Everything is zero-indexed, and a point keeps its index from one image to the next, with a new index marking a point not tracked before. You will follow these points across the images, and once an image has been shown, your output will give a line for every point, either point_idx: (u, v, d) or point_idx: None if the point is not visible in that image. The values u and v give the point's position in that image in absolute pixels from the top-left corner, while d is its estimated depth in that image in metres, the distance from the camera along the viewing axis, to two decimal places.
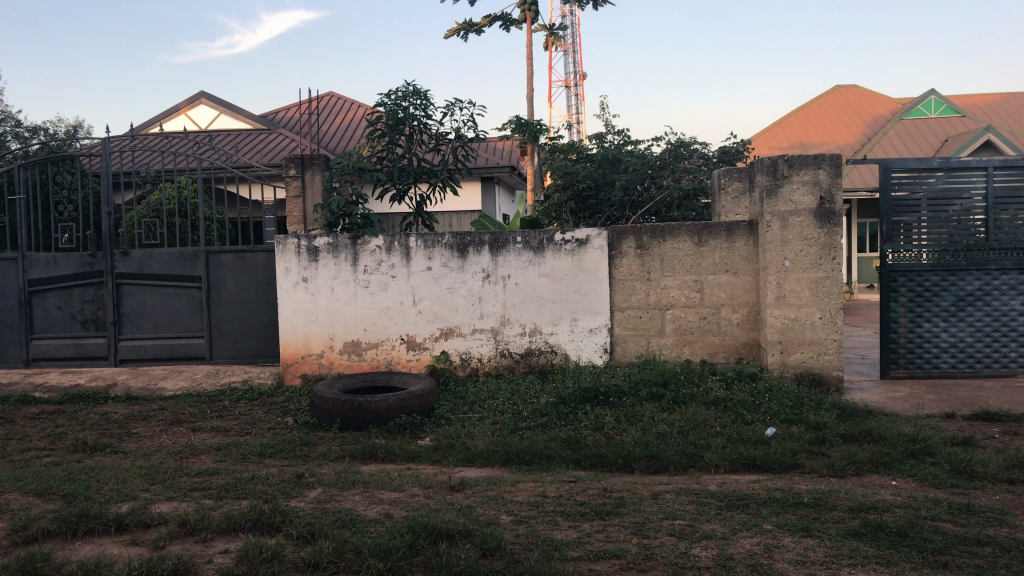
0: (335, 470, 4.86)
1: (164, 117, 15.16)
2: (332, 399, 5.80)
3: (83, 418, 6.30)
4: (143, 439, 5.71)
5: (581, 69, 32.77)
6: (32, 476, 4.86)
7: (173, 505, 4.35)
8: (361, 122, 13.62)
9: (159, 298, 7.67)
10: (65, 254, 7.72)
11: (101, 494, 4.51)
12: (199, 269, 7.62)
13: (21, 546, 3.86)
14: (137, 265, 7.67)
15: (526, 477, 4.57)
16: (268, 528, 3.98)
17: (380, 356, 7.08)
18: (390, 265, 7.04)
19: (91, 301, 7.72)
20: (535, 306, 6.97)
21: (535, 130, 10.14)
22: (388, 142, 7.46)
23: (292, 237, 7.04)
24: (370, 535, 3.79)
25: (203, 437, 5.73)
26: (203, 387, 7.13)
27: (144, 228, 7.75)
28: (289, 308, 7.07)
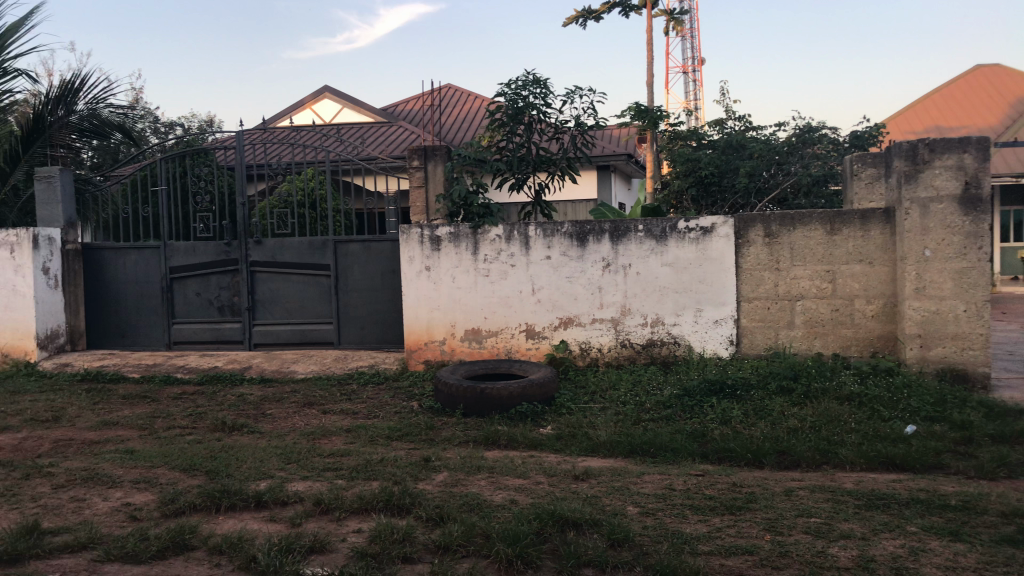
0: (461, 455, 4.93)
1: (291, 111, 15.72)
2: (455, 385, 5.89)
3: (222, 399, 6.62)
4: (278, 420, 5.95)
5: (699, 54, 32.09)
6: (177, 453, 5.14)
7: (307, 485, 4.52)
8: (480, 112, 13.76)
9: (291, 285, 7.97)
10: (203, 243, 8.11)
11: (241, 472, 4.73)
12: (328, 258, 7.85)
13: (170, 518, 4.10)
14: (270, 254, 7.98)
15: (652, 469, 4.52)
16: (399, 509, 4.08)
17: (501, 344, 7.15)
18: (511, 254, 7.08)
19: (227, 287, 8.10)
20: (658, 295, 6.87)
21: (655, 116, 9.95)
22: (509, 132, 7.47)
23: (415, 227, 7.18)
24: (497, 520, 3.83)
25: (333, 419, 5.92)
26: (332, 370, 7.37)
27: (276, 219, 8.04)
28: (412, 296, 7.23)
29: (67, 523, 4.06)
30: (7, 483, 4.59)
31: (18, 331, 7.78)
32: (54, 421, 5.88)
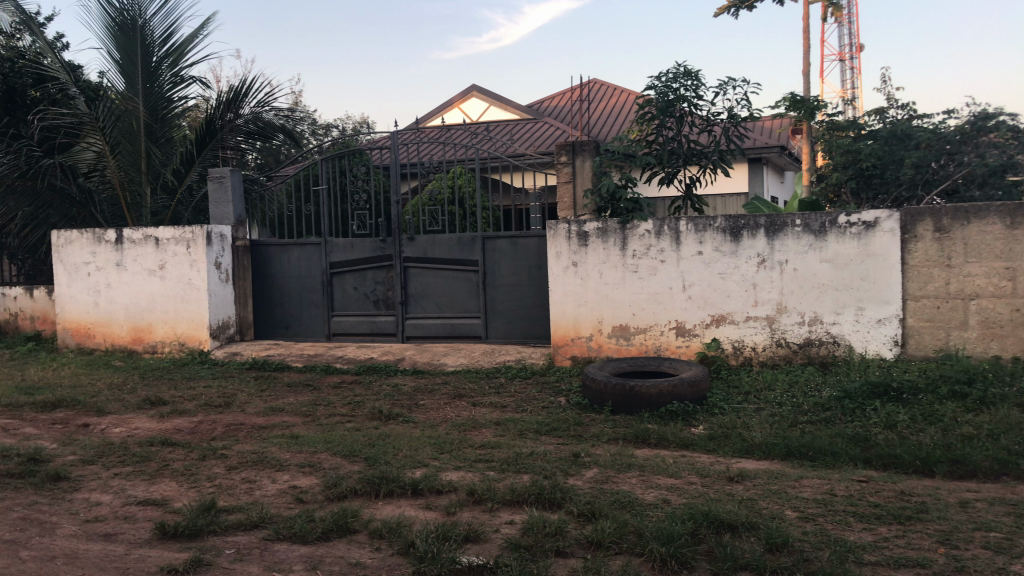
0: (610, 452, 4.92)
1: (441, 110, 16.11)
2: (603, 382, 5.88)
3: (377, 389, 6.88)
4: (430, 411, 6.13)
5: (857, 40, 30.56)
6: (338, 439, 5.38)
7: (460, 475, 4.63)
8: (627, 106, 13.68)
9: (441, 280, 8.18)
10: (359, 240, 8.45)
11: (397, 460, 4.89)
12: (476, 253, 7.99)
13: (333, 502, 4.30)
14: (421, 250, 8.22)
15: (810, 473, 4.35)
16: (550, 503, 4.12)
17: (649, 341, 7.07)
18: (660, 250, 6.99)
19: (382, 282, 8.41)
20: (816, 293, 6.60)
21: (812, 106, 9.53)
22: (659, 125, 7.37)
23: (564, 222, 7.22)
24: (650, 519, 3.79)
25: (483, 412, 6.04)
26: (481, 363, 7.51)
27: (428, 215, 8.26)
28: (559, 292, 7.27)
29: (240, 502, 4.34)
30: (187, 463, 4.94)
31: (193, 322, 8.21)
32: (226, 406, 6.28)
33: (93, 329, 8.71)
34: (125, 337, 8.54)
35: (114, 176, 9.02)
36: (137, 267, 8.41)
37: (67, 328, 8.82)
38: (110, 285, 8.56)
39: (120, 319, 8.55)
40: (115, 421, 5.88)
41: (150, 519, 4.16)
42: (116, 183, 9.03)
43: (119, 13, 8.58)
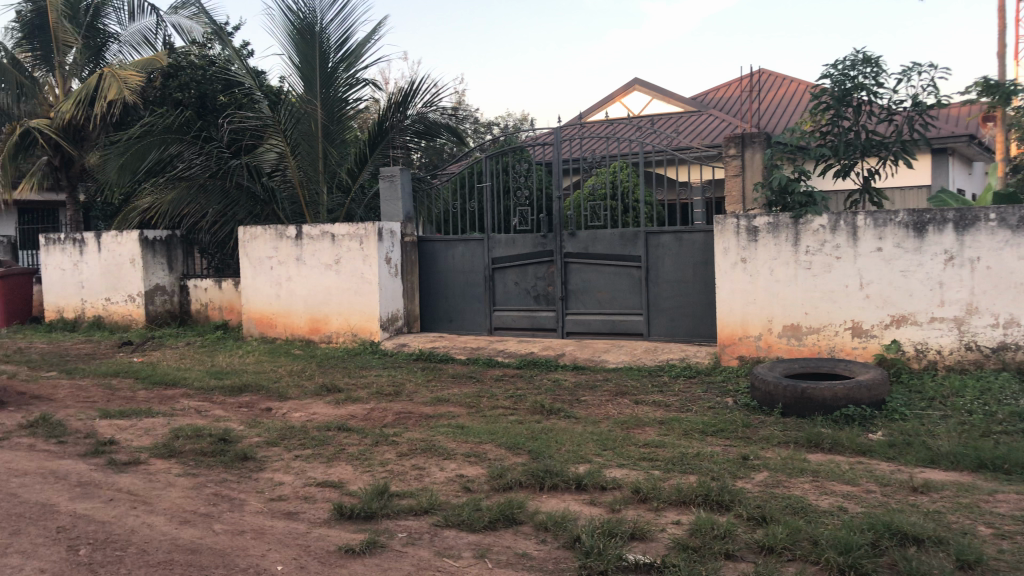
0: (781, 456, 4.74)
1: (602, 105, 16.07)
2: (773, 383, 5.68)
3: (540, 383, 6.95)
4: (592, 407, 6.12)
5: None
6: (502, 431, 5.46)
7: (624, 472, 4.60)
8: (798, 95, 13.19)
9: (603, 276, 8.15)
10: (522, 235, 8.54)
11: (561, 454, 4.92)
12: (639, 249, 7.90)
13: (499, 492, 4.38)
14: (583, 246, 8.20)
15: (1007, 488, 4.03)
16: (718, 506, 4.02)
17: (823, 342, 6.77)
18: (836, 246, 6.66)
19: (543, 278, 8.48)
20: (1012, 293, 6.08)
21: (1008, 91, 8.80)
22: (834, 116, 7.03)
23: (732, 217, 7.02)
24: (826, 527, 3.63)
25: (647, 410, 5.97)
26: (643, 361, 7.43)
27: (589, 211, 8.22)
28: (727, 288, 7.09)
29: (411, 487, 4.50)
30: (360, 448, 5.17)
31: (364, 314, 8.57)
32: (396, 395, 6.51)
33: (275, 319, 9.27)
34: (303, 328, 9.05)
35: (295, 176, 9.54)
36: (315, 261, 8.88)
37: (251, 318, 9.43)
38: (291, 279, 9.08)
39: (299, 310, 9.06)
40: (295, 406, 6.23)
41: (328, 500, 4.39)
42: (296, 181, 9.53)
43: (299, 19, 8.99)
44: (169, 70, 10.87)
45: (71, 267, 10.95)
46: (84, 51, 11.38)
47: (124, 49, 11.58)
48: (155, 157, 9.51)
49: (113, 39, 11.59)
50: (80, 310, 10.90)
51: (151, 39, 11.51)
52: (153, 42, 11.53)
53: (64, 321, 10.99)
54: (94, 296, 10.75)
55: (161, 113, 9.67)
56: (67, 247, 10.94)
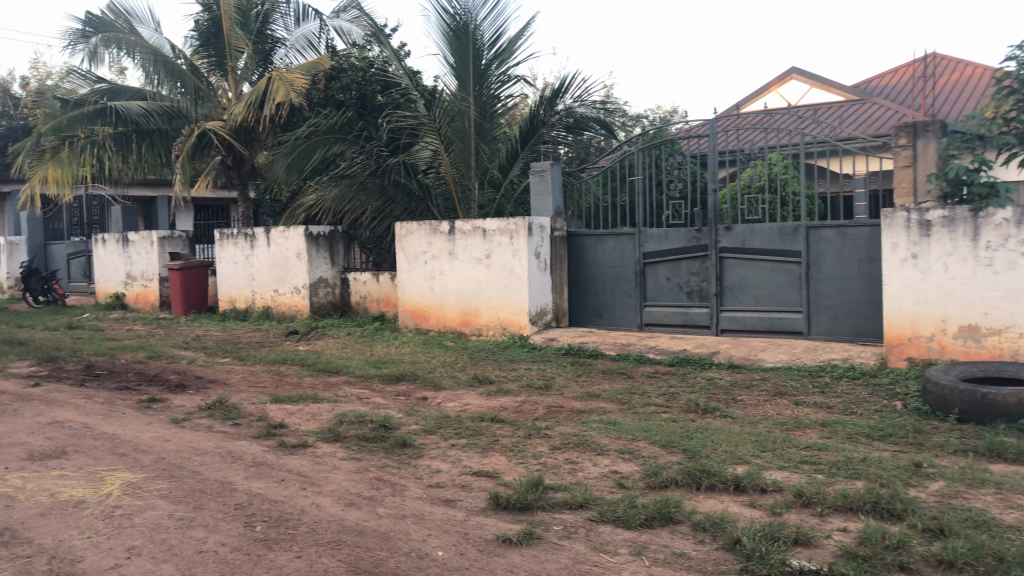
0: (959, 465, 4.44)
1: (758, 96, 15.61)
2: (949, 387, 5.34)
3: (693, 381, 6.82)
4: (749, 407, 5.94)
5: None
6: (655, 428, 5.38)
7: (785, 475, 4.44)
8: (975, 79, 12.41)
9: (760, 272, 7.90)
10: (675, 229, 8.40)
11: (717, 454, 4.80)
12: (800, 244, 7.62)
13: (655, 491, 4.33)
14: (740, 240, 7.99)
15: None
16: (889, 515, 3.81)
17: (1004, 345, 6.31)
18: (1021, 241, 6.17)
19: (697, 273, 8.30)
20: None
21: None
22: (1020, 100, 6.51)
23: (902, 210, 6.66)
24: (1013, 543, 3.38)
25: (807, 411, 5.74)
26: (802, 360, 7.14)
27: (747, 204, 7.98)
28: (896, 285, 6.73)
29: (565, 481, 4.51)
30: (514, 440, 5.23)
31: (514, 308, 8.68)
32: (547, 388, 6.55)
33: (428, 312, 9.54)
34: (455, 320, 9.26)
35: (448, 172, 9.82)
36: (467, 256, 9.06)
37: (406, 310, 9.74)
38: (443, 272, 9.31)
39: (451, 303, 9.28)
40: (449, 396, 6.38)
41: (484, 490, 4.48)
42: (449, 178, 9.81)
43: (453, 19, 9.18)
44: (332, 73, 11.47)
45: (242, 260, 11.66)
46: (254, 56, 12.10)
47: (289, 53, 12.20)
48: (321, 155, 10.03)
49: (280, 44, 12.22)
50: (250, 301, 11.59)
51: (315, 43, 12.09)
52: (316, 45, 12.12)
53: (235, 311, 11.71)
54: (262, 288, 11.40)
55: (326, 114, 10.11)
56: (239, 241, 11.64)
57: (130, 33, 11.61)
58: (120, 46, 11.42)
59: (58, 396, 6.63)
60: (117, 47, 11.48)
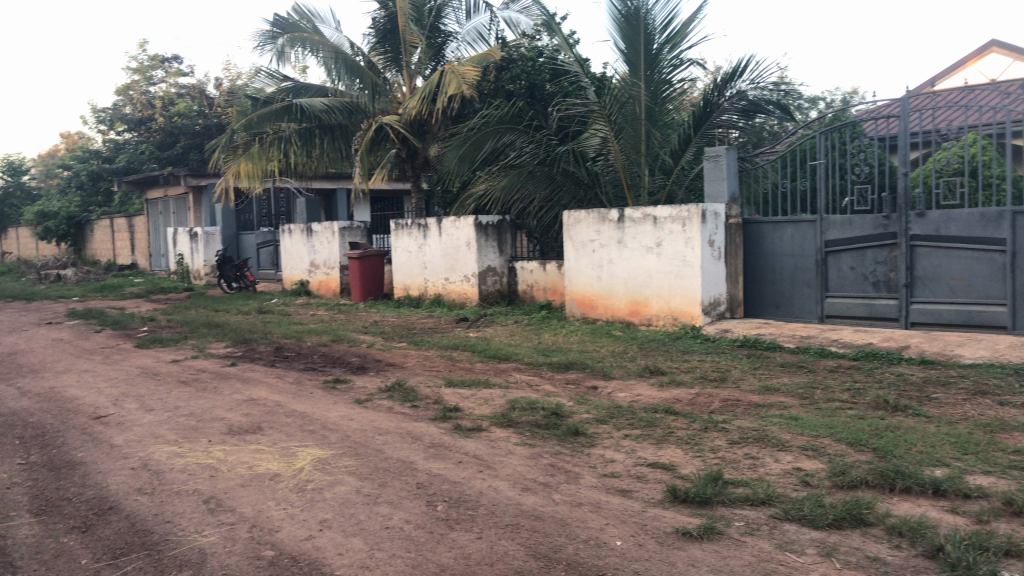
0: None
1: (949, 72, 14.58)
2: None
3: (880, 376, 6.43)
4: (945, 405, 5.53)
5: None
6: (841, 425, 5.11)
7: (991, 481, 4.10)
8: None
9: (957, 261, 7.32)
10: (860, 216, 7.95)
11: (912, 455, 4.50)
12: (1004, 231, 7.00)
13: (844, 490, 4.12)
14: (934, 227, 7.44)
15: None
16: None
17: None
18: None
19: (884, 262, 7.82)
20: None
21: None
22: None
23: None
24: None
25: (1013, 413, 5.28)
26: (1006, 357, 6.58)
27: (942, 188, 7.45)
28: None
29: (746, 476, 4.37)
30: (690, 433, 5.12)
31: (686, 298, 8.51)
32: (721, 381, 6.38)
33: (596, 301, 9.52)
34: (623, 310, 9.20)
35: (618, 159, 9.76)
36: (636, 244, 8.96)
37: (574, 299, 9.77)
38: (612, 261, 9.26)
39: (620, 292, 9.22)
40: (620, 385, 6.34)
41: (660, 481, 4.40)
42: (619, 165, 9.75)
43: (625, 5, 9.06)
44: (502, 63, 11.89)
45: (415, 249, 12.05)
46: (427, 50, 12.47)
47: (460, 46, 12.46)
48: (491, 145, 10.23)
49: (451, 38, 12.52)
50: (422, 288, 11.98)
51: (485, 34, 12.29)
52: (487, 37, 12.32)
53: (409, 298, 12.14)
54: (434, 276, 11.74)
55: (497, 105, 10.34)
56: (413, 230, 12.05)
57: (314, 33, 12.20)
58: (305, 45, 12.09)
59: (253, 375, 7.11)
60: (301, 46, 12.16)
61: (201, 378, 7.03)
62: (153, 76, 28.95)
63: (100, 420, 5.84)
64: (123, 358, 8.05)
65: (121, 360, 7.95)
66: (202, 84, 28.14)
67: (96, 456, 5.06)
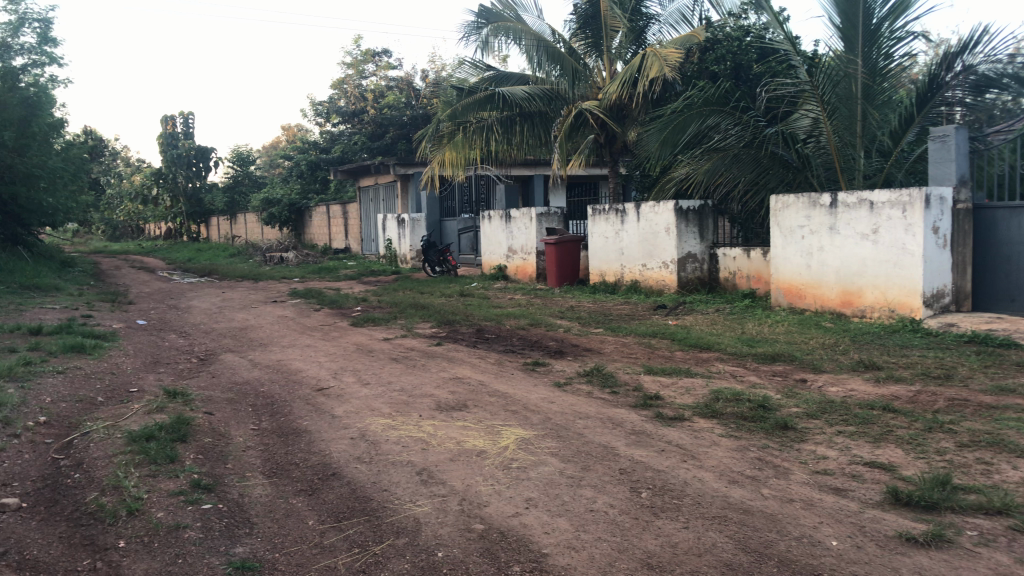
0: None
1: None
2: None
3: None
4: None
5: None
6: None
7: None
8: None
9: None
10: None
11: None
12: None
13: None
14: None
15: None
16: None
17: None
18: None
19: None
20: None
21: None
22: None
23: None
24: None
25: None
26: None
27: None
28: None
29: (979, 483, 4.03)
30: (912, 432, 4.79)
31: (904, 288, 7.96)
32: (947, 378, 5.93)
33: (805, 290, 9.12)
34: (834, 300, 8.75)
35: (830, 141, 9.39)
36: (850, 231, 8.49)
37: (781, 288, 9.42)
38: (822, 249, 8.84)
39: (831, 281, 8.78)
40: (831, 379, 6.05)
41: (880, 482, 4.14)
42: (831, 147, 9.38)
43: None
44: (706, 45, 11.94)
45: (612, 235, 12.04)
46: (628, 34, 12.38)
47: (663, 28, 12.40)
48: (695, 128, 10.18)
49: (654, 20, 12.38)
50: (619, 275, 11.96)
51: (689, 16, 12.30)
52: (690, 18, 12.31)
53: (606, 284, 12.15)
54: (632, 262, 11.68)
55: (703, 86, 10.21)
56: (611, 216, 12.04)
57: (517, 21, 12.50)
58: (508, 34, 12.43)
59: (457, 355, 7.39)
60: (505, 35, 12.51)
61: (410, 356, 7.39)
62: (365, 70, 30.72)
63: (322, 392, 6.28)
64: (340, 335, 8.61)
65: (338, 336, 8.50)
66: (409, 77, 29.55)
67: (319, 425, 5.45)
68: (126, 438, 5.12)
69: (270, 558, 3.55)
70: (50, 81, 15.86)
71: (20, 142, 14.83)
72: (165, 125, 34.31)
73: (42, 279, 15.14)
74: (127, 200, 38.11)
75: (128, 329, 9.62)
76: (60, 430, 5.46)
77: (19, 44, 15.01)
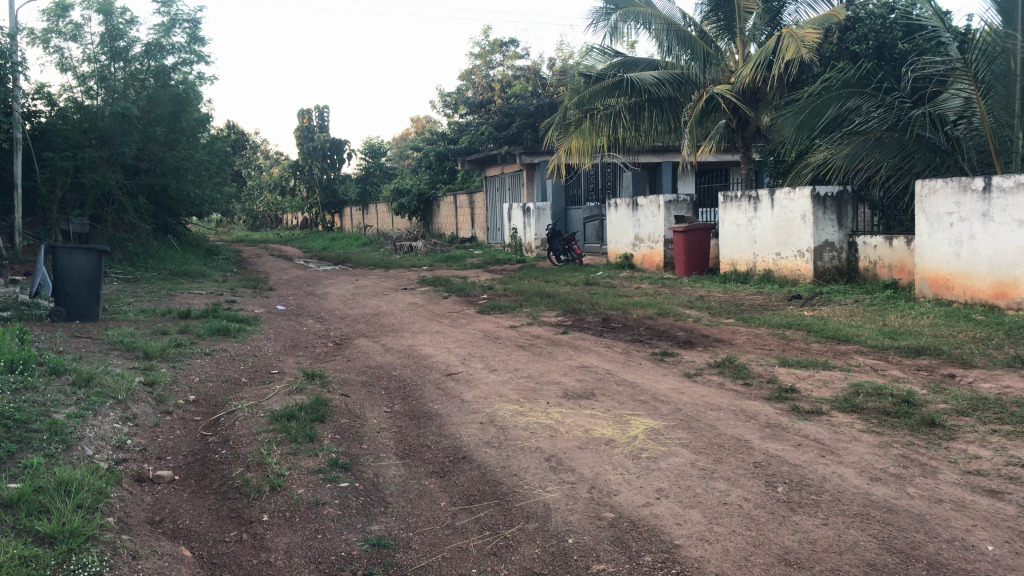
0: None
1: None
2: None
3: None
4: None
5: None
6: None
7: None
8: None
9: None
10: None
11: None
12: None
13: None
14: None
15: None
16: None
17: None
18: None
19: None
20: None
21: None
22: None
23: None
24: None
25: None
26: None
27: None
28: None
29: None
30: None
31: None
32: None
33: (953, 281, 8.62)
34: (986, 291, 8.23)
35: (985, 121, 8.88)
36: (1005, 217, 7.96)
37: (926, 278, 8.94)
38: (973, 236, 8.32)
39: (982, 271, 8.25)
40: (984, 375, 5.69)
41: None
42: (986, 128, 8.88)
43: None
44: (847, 24, 11.86)
45: (745, 222, 11.73)
46: (763, 16, 11.98)
47: (800, 8, 12.02)
48: (834, 111, 10.06)
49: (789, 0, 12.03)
50: (752, 264, 11.64)
51: None
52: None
53: (737, 274, 11.85)
54: (765, 251, 11.35)
55: (843, 67, 10.06)
56: (743, 203, 11.74)
57: (646, 5, 12.43)
58: (637, 19, 12.37)
59: (584, 343, 7.37)
60: (634, 20, 12.49)
61: (536, 343, 7.43)
62: (493, 61, 31.11)
63: (452, 376, 6.41)
64: (468, 321, 8.75)
65: (467, 323, 8.65)
66: (536, 66, 29.73)
67: (449, 409, 5.56)
68: (268, 417, 5.37)
69: (404, 537, 3.65)
70: (198, 77, 16.77)
71: (171, 137, 15.77)
72: (303, 119, 35.71)
73: (190, 267, 16.06)
74: (268, 193, 39.94)
75: (269, 314, 10.09)
76: (207, 409, 5.79)
77: (171, 43, 15.89)
